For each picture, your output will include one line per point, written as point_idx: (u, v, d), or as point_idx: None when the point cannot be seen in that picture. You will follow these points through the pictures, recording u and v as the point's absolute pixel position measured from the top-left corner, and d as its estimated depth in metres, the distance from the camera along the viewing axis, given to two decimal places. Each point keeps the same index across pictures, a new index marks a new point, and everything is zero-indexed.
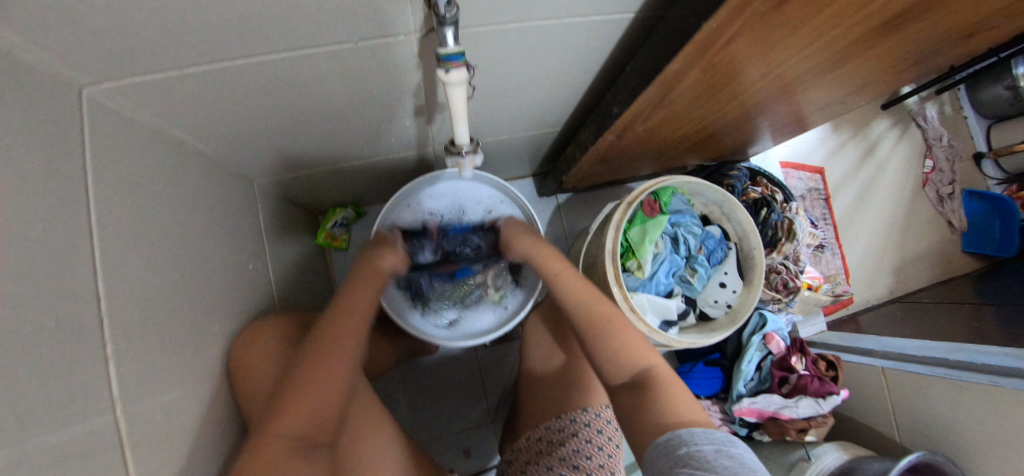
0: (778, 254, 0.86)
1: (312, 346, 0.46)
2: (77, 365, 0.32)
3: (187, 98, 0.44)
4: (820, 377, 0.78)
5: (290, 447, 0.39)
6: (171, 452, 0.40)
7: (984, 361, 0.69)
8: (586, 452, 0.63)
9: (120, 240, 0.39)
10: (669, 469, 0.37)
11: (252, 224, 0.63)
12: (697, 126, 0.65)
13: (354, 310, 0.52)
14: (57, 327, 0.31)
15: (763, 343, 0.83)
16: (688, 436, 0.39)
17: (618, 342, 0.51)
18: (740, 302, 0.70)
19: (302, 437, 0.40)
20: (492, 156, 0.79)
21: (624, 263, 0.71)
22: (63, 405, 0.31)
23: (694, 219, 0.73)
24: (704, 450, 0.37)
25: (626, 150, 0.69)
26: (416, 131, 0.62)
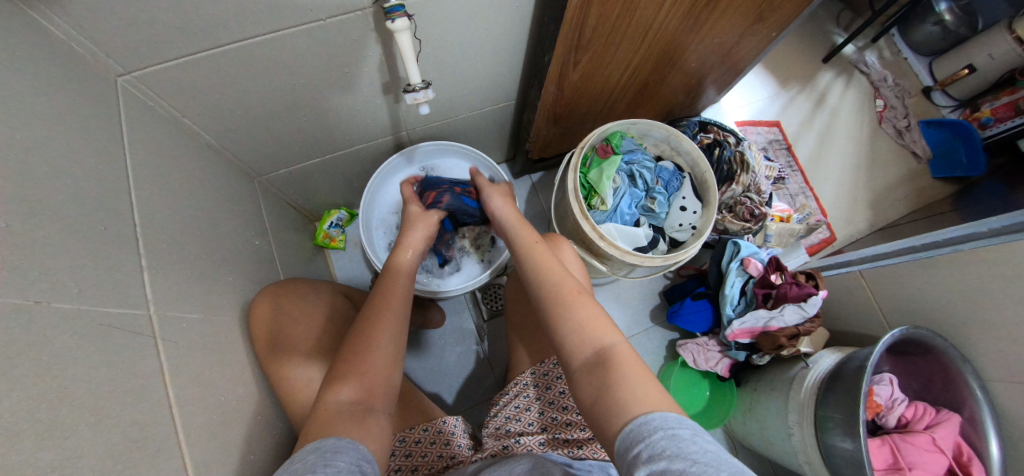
0: (738, 185, 0.92)
1: (398, 320, 0.56)
2: (116, 268, 0.40)
3: (194, 87, 0.55)
4: (797, 283, 0.81)
5: (345, 410, 0.46)
6: (198, 360, 0.46)
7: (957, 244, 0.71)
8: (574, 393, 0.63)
9: (148, 190, 0.48)
10: (648, 455, 0.37)
11: (255, 210, 0.73)
12: (628, 73, 0.74)
13: (397, 290, 0.59)
14: (101, 233, 0.40)
15: (742, 267, 0.86)
16: (662, 422, 0.39)
17: (583, 316, 0.51)
18: (702, 222, 0.77)
19: (356, 403, 0.47)
20: (462, 137, 0.90)
21: (589, 202, 0.79)
22: (108, 291, 0.38)
23: (646, 156, 0.81)
24: (679, 437, 0.37)
25: (572, 104, 0.77)
26: (388, 112, 0.73)
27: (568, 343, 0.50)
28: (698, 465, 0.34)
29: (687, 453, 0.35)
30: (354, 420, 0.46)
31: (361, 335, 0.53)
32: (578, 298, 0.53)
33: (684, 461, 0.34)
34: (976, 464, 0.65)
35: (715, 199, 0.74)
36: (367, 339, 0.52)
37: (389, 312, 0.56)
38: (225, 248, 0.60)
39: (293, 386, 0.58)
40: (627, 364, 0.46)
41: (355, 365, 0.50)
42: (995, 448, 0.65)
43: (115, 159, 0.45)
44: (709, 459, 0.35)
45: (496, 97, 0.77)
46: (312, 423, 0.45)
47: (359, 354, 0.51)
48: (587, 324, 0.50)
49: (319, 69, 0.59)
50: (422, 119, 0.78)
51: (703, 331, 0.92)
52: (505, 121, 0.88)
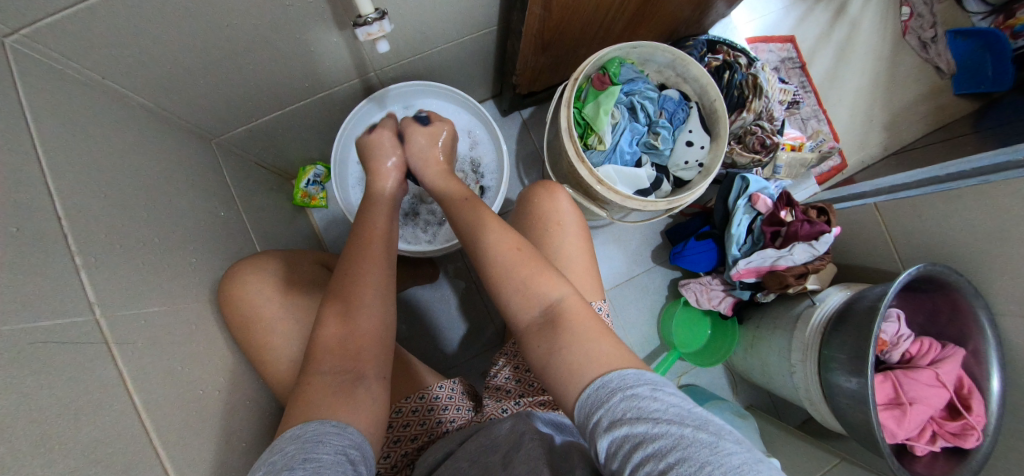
0: (749, 113, 0.82)
1: (380, 268, 0.52)
2: (42, 275, 0.34)
3: (105, 40, 0.44)
4: (809, 220, 0.75)
5: (331, 383, 0.43)
6: (167, 362, 0.42)
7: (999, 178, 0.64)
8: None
9: (70, 173, 0.40)
10: (611, 424, 0.35)
11: (216, 176, 0.64)
12: None
13: (375, 240, 0.54)
14: (17, 234, 0.33)
15: (750, 203, 0.79)
16: (620, 383, 0.37)
17: (524, 272, 0.49)
18: (710, 158, 0.68)
19: (341, 372, 0.44)
20: (441, 74, 0.78)
21: (584, 142, 0.69)
22: (37, 304, 0.32)
23: (648, 84, 0.70)
24: (639, 396, 0.36)
25: (563, 27, 0.66)
26: (349, 52, 0.62)
27: (516, 304, 0.48)
28: (659, 423, 0.33)
29: (648, 412, 0.34)
30: (340, 392, 0.43)
31: (338, 284, 0.49)
32: (518, 255, 0.51)
33: (644, 421, 0.34)
34: (976, 396, 0.66)
35: (727, 130, 0.65)
36: (352, 290, 0.49)
37: (365, 261, 0.51)
38: (183, 225, 0.53)
39: (286, 342, 0.54)
40: (576, 322, 0.45)
41: (337, 322, 0.47)
42: (996, 382, 0.66)
43: (22, 139, 0.36)
44: (670, 414, 0.34)
45: (475, 24, 0.65)
46: (298, 400, 0.42)
47: (338, 307, 0.47)
48: (529, 280, 0.49)
49: (259, 7, 0.47)
50: (391, 58, 0.66)
51: (706, 271, 0.86)
52: (489, 52, 0.76)
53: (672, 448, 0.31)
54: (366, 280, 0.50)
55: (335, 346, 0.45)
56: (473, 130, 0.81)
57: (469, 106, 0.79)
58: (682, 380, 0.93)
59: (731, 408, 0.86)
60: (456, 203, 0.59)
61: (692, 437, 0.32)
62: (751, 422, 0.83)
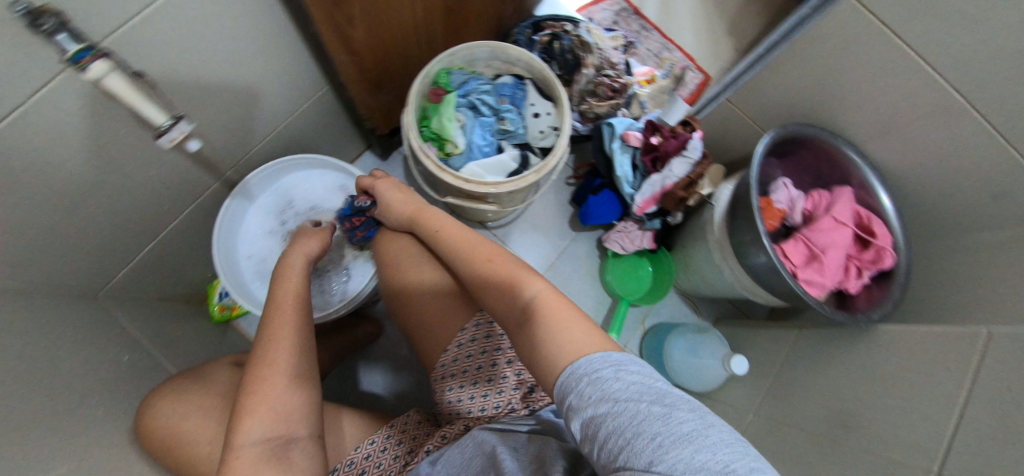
0: (589, 69, 0.87)
1: (301, 329, 0.54)
2: None
3: None
4: (674, 135, 0.79)
5: (262, 449, 0.43)
6: None
7: (791, 33, 0.71)
8: (500, 359, 0.55)
9: None
10: (577, 408, 0.33)
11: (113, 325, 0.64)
12: (421, 13, 0.69)
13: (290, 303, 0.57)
14: None
15: (624, 143, 0.83)
16: (587, 367, 0.35)
17: (503, 274, 0.50)
18: (559, 119, 0.73)
19: (271, 437, 0.44)
20: (303, 148, 0.82)
21: (444, 152, 0.73)
22: None
23: (481, 80, 0.75)
24: (601, 377, 0.33)
25: (383, 64, 0.72)
26: (197, 164, 0.65)
27: (502, 294, 0.48)
28: (618, 402, 0.31)
29: (611, 395, 0.32)
30: (269, 460, 0.42)
31: (272, 347, 0.51)
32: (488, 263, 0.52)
33: (605, 402, 0.31)
34: (874, 220, 0.71)
35: (560, 91, 0.70)
36: (276, 358, 0.49)
37: (280, 324, 0.54)
38: (79, 386, 0.51)
39: (212, 451, 0.53)
40: (555, 311, 0.42)
41: (262, 391, 0.46)
42: (886, 200, 0.73)
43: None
44: (629, 394, 0.31)
45: (304, 92, 0.69)
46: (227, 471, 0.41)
47: (262, 381, 0.47)
48: (512, 274, 0.49)
49: (79, 159, 0.49)
50: (239, 148, 0.69)
51: (618, 218, 0.90)
52: (337, 112, 0.80)
53: (628, 427, 0.29)
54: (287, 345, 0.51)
55: (263, 411, 0.45)
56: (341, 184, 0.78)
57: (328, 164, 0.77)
58: (646, 324, 0.95)
59: (695, 328, 0.88)
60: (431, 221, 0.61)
61: (648, 412, 0.29)
62: (714, 333, 0.86)
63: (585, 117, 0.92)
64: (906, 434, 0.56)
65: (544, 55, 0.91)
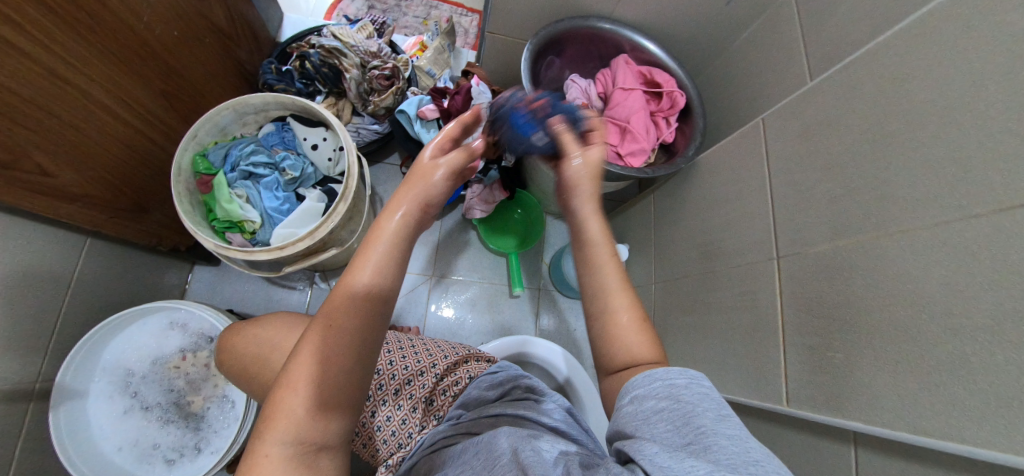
0: (351, 71, 0.84)
1: (381, 311, 0.38)
2: None
3: None
4: (457, 90, 0.79)
5: (285, 462, 0.33)
6: None
7: None
8: (393, 385, 0.55)
9: None
10: (640, 399, 0.36)
11: None
12: (138, 123, 0.63)
13: (386, 258, 0.39)
14: None
15: (423, 121, 0.82)
16: (663, 372, 0.37)
17: (632, 336, 0.41)
18: (337, 140, 0.70)
19: (305, 443, 0.34)
20: (110, 309, 0.73)
21: (249, 231, 0.69)
22: None
23: (243, 144, 0.70)
24: (671, 380, 0.36)
25: (128, 186, 0.65)
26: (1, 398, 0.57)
27: (608, 342, 0.41)
28: (678, 403, 0.34)
29: (678, 398, 0.35)
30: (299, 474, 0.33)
31: (341, 340, 0.36)
32: (630, 321, 0.41)
33: (665, 397, 0.35)
34: (654, 72, 0.77)
35: (319, 114, 0.67)
36: (332, 349, 0.35)
37: (354, 296, 0.37)
38: None
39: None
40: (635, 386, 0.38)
41: (301, 385, 0.34)
42: (653, 47, 0.78)
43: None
44: (693, 404, 0.34)
45: (51, 262, 0.61)
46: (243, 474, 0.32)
47: (308, 373, 0.35)
48: (645, 339, 0.41)
49: None
50: (31, 353, 0.60)
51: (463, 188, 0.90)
52: (117, 255, 0.71)
53: (682, 421, 0.33)
54: (350, 336, 0.36)
55: (298, 413, 0.34)
56: (175, 323, 0.68)
57: (142, 314, 0.66)
58: (547, 256, 1.02)
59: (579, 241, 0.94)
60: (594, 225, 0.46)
61: (705, 416, 0.33)
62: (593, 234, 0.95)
63: (379, 116, 0.89)
64: (748, 239, 0.63)
65: (305, 79, 0.87)
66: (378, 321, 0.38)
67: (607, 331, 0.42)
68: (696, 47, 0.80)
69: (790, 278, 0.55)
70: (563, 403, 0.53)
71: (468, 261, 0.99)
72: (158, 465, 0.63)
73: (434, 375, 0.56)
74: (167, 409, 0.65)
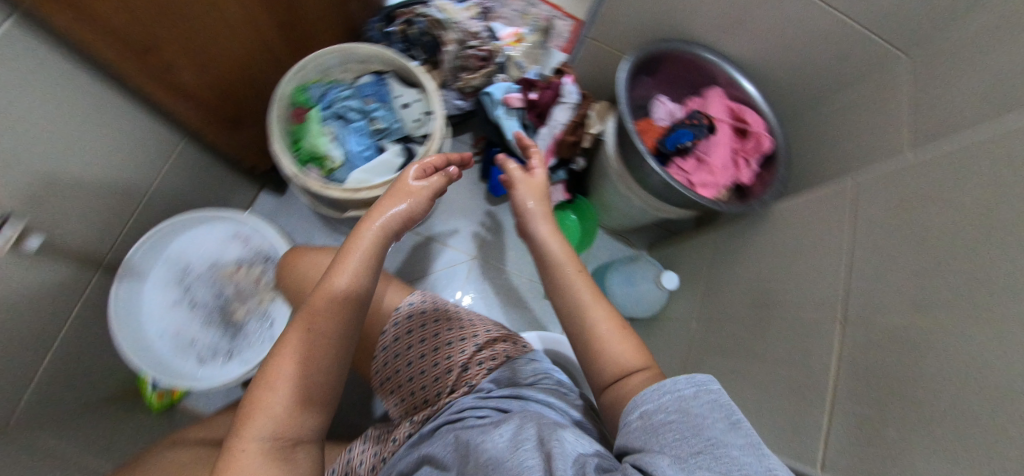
0: (451, 44, 0.87)
1: (352, 320, 0.45)
2: None
3: None
4: (548, 84, 0.81)
5: (268, 451, 0.38)
6: None
7: None
8: (431, 346, 0.56)
9: None
10: (651, 413, 0.35)
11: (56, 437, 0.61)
12: (257, 41, 0.66)
13: (352, 268, 0.47)
14: None
15: (507, 107, 0.82)
16: (672, 383, 0.36)
17: (611, 345, 0.45)
18: (427, 103, 0.72)
19: (281, 438, 0.39)
20: (183, 206, 0.77)
21: (325, 168, 0.72)
22: None
23: (340, 87, 0.73)
24: (679, 391, 0.35)
25: (233, 97, 0.69)
26: (76, 251, 0.61)
27: (593, 359, 0.45)
28: (689, 414, 0.34)
29: (689, 410, 0.34)
30: (278, 463, 0.38)
31: (316, 341, 0.43)
32: (610, 330, 0.46)
33: (675, 410, 0.34)
34: (745, 110, 0.76)
35: (418, 75, 0.69)
36: (307, 351, 0.42)
37: (325, 305, 0.44)
38: None
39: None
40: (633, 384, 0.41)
41: (279, 384, 0.41)
42: (749, 88, 0.78)
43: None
44: (704, 416, 0.33)
45: (154, 146, 0.66)
46: (223, 467, 0.37)
47: (284, 370, 0.41)
48: (620, 349, 0.45)
49: None
50: (112, 223, 0.65)
51: (527, 180, 0.91)
52: (206, 159, 0.76)
53: (692, 433, 0.32)
54: (322, 334, 0.43)
55: (275, 409, 0.40)
56: (239, 233, 0.72)
57: (214, 218, 0.71)
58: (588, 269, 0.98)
59: (626, 260, 0.95)
60: (546, 248, 0.55)
61: (716, 428, 0.32)
62: (644, 259, 0.91)
63: (465, 93, 0.92)
64: (814, 294, 0.60)
65: (406, 44, 0.91)
66: (345, 323, 0.45)
67: (592, 345, 0.46)
68: (797, 97, 0.79)
69: (855, 342, 0.53)
70: (585, 406, 0.53)
71: (512, 251, 1.00)
72: (189, 361, 0.66)
73: (475, 346, 0.57)
74: (212, 312, 0.69)
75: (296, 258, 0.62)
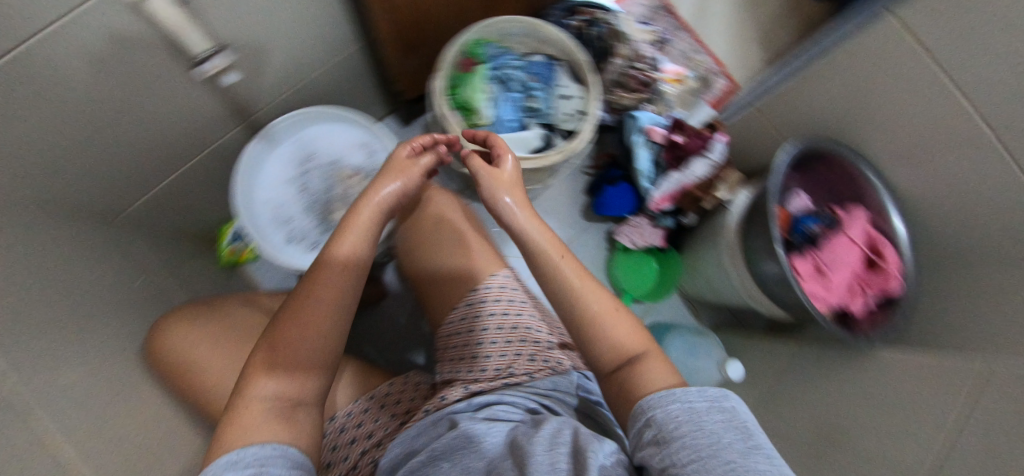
0: (620, 59, 0.87)
1: (349, 287, 0.50)
2: None
3: None
4: (697, 134, 0.80)
5: (269, 406, 0.41)
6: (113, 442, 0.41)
7: (837, 47, 0.72)
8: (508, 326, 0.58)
9: None
10: (662, 421, 0.37)
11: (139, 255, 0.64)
12: None
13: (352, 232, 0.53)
14: None
15: (647, 138, 0.82)
16: (684, 395, 0.39)
17: (616, 335, 0.48)
18: (586, 103, 0.72)
19: (282, 396, 0.42)
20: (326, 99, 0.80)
21: (469, 122, 0.73)
22: None
23: (512, 56, 0.75)
24: (691, 403, 0.37)
25: (419, 27, 0.70)
26: (233, 99, 0.63)
27: (597, 349, 0.48)
28: (702, 426, 0.35)
29: (699, 421, 0.36)
30: (280, 417, 0.41)
31: (317, 304, 0.47)
32: (602, 311, 0.49)
33: (685, 421, 0.36)
34: (884, 243, 0.70)
35: (591, 75, 0.69)
36: (305, 315, 0.46)
37: (326, 275, 0.49)
38: (90, 302, 0.51)
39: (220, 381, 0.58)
40: (647, 370, 0.45)
41: (274, 352, 0.44)
42: (900, 226, 0.71)
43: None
44: (714, 428, 0.35)
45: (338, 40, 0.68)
46: (234, 420, 0.40)
47: (280, 334, 0.45)
48: (622, 337, 0.48)
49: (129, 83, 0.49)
50: (272, 92, 0.68)
51: (631, 213, 0.90)
52: (366, 67, 0.78)
53: (704, 447, 0.34)
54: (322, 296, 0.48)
55: (279, 368, 0.43)
56: (368, 142, 0.75)
57: (351, 120, 0.74)
58: (647, 320, 0.96)
59: (692, 331, 0.92)
60: (523, 234, 0.55)
61: (726, 445, 0.34)
62: (710, 336, 0.89)
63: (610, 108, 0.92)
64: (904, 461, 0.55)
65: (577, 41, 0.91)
66: (342, 284, 0.49)
67: (590, 328, 0.49)
68: None
69: None
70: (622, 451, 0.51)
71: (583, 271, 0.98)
72: (279, 233, 0.70)
73: (548, 344, 0.58)
74: (315, 201, 0.73)
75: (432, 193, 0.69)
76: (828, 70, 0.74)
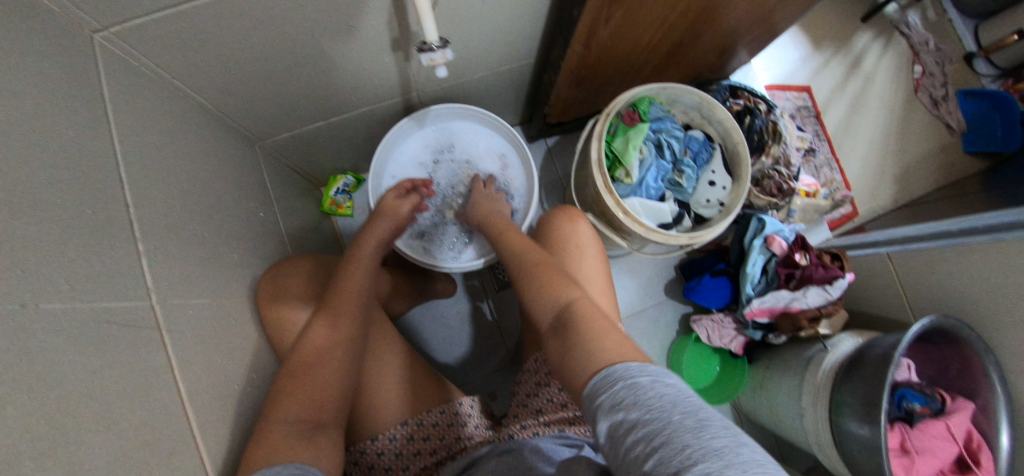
0: (767, 157, 0.83)
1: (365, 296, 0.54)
2: (118, 276, 0.35)
3: (184, 61, 0.47)
4: (824, 264, 0.77)
5: (287, 428, 0.40)
6: (210, 378, 0.43)
7: (1012, 237, 0.65)
8: None
9: (141, 185, 0.41)
10: (610, 409, 0.30)
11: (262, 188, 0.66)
12: (661, 35, 0.63)
13: (368, 243, 0.60)
14: (94, 236, 0.34)
15: (766, 245, 0.80)
16: (628, 371, 0.33)
17: (543, 279, 0.48)
18: (731, 198, 0.70)
19: (301, 421, 0.42)
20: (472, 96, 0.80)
21: (612, 174, 0.72)
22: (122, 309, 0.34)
23: (674, 123, 0.73)
24: (636, 379, 0.31)
25: (597, 67, 0.67)
26: (397, 75, 0.64)
27: (535, 308, 0.46)
28: (653, 407, 0.28)
29: (646, 398, 0.29)
30: (299, 441, 0.40)
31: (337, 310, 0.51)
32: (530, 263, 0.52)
33: (635, 406, 0.29)
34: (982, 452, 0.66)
35: (749, 173, 0.67)
36: (327, 321, 0.49)
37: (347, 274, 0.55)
38: (217, 228, 0.53)
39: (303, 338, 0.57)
40: (591, 314, 0.41)
41: (304, 361, 0.45)
42: (1006, 438, 0.65)
43: (96, 107, 0.38)
44: (662, 400, 0.29)
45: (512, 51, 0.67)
46: (251, 450, 0.38)
47: (307, 340, 0.47)
48: (548, 283, 0.47)
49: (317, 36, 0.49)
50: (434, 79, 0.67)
51: (719, 307, 0.88)
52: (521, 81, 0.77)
53: (657, 433, 0.27)
54: (344, 310, 0.50)
55: (305, 390, 0.43)
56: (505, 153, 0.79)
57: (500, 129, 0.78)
58: None
59: None
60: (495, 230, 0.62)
61: (678, 420, 0.27)
62: None
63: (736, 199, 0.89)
64: None
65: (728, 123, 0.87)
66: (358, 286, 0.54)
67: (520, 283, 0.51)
68: None
69: None
70: None
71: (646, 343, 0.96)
72: None
73: None
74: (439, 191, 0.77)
75: (578, 219, 0.65)
76: (994, 254, 0.67)
